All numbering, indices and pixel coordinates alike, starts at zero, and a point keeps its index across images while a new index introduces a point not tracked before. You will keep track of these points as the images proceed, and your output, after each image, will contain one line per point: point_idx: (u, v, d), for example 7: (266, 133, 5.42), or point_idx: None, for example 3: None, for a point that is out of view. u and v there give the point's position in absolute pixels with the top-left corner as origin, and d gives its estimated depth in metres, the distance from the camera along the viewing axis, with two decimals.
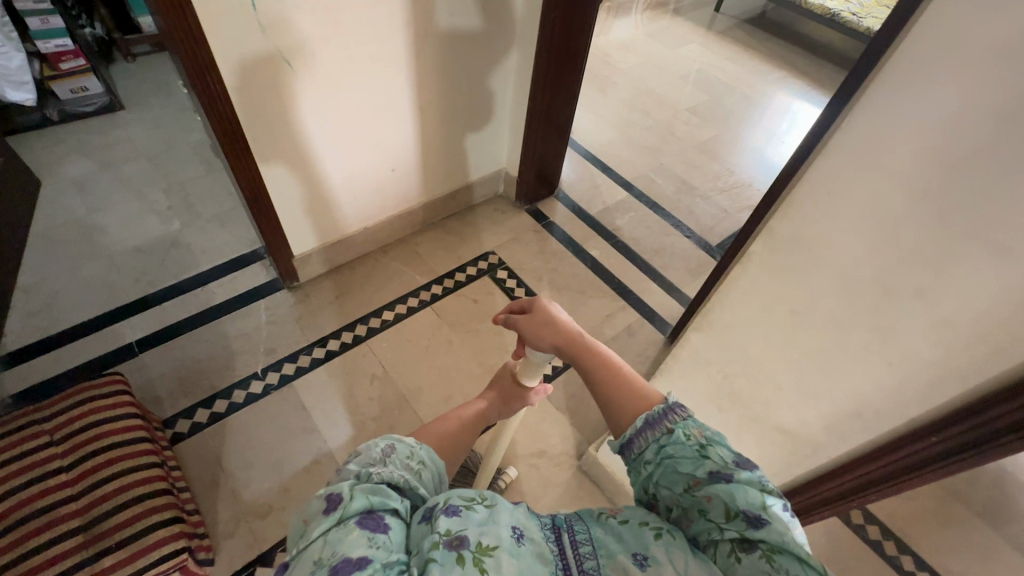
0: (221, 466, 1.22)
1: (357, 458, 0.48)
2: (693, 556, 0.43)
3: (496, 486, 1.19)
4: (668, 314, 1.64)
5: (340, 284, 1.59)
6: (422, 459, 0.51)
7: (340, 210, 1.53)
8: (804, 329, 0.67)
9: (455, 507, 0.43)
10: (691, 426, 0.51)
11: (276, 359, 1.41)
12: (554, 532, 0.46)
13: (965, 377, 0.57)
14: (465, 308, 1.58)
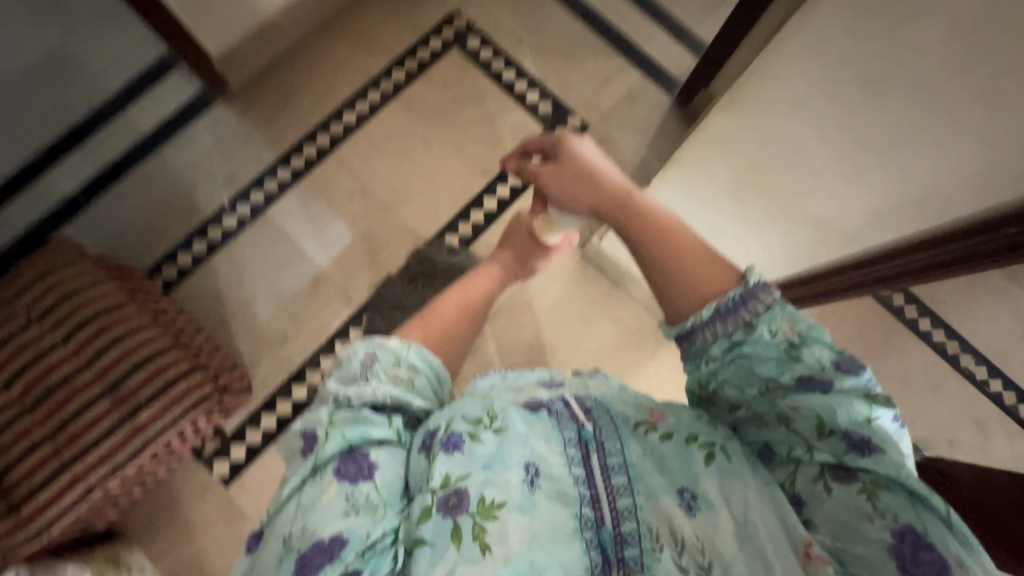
0: (227, 305, 1.21)
1: (340, 373, 0.55)
2: (744, 474, 0.48)
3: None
4: (677, 67, 1.38)
5: (284, 87, 1.32)
6: (412, 367, 0.57)
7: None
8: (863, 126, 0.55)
9: (457, 438, 0.50)
10: (779, 323, 0.52)
11: (241, 187, 1.27)
12: (581, 450, 0.50)
13: None
14: (436, 94, 1.34)
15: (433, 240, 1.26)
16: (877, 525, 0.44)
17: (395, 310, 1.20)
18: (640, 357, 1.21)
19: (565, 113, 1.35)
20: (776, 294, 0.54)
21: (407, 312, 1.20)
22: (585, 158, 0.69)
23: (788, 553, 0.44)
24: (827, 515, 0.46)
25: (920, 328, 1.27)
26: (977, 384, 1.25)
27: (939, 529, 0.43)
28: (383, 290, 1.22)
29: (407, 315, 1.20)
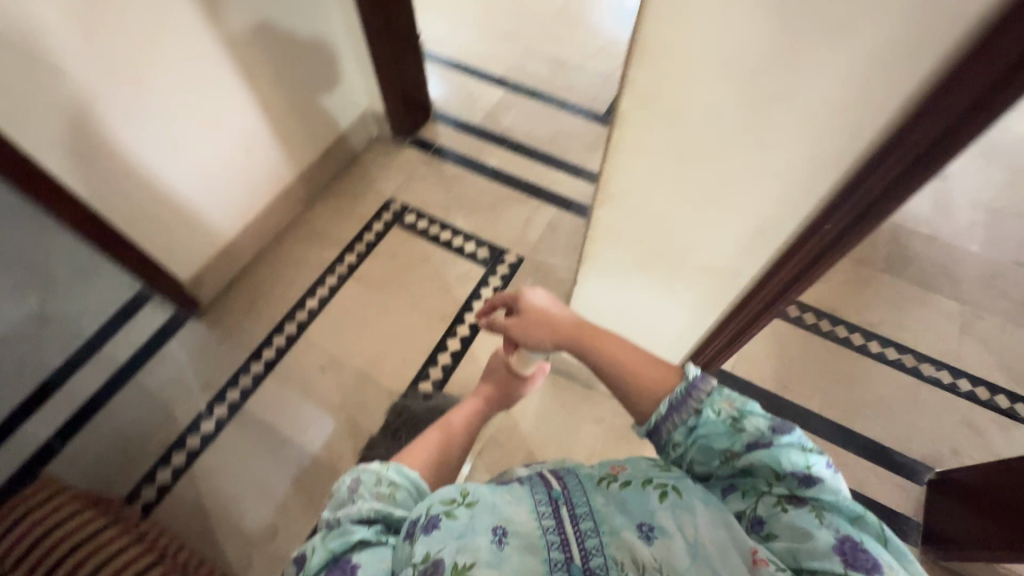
0: (210, 512, 1.18)
1: (332, 500, 0.58)
2: (697, 502, 0.51)
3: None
4: (583, 196, 1.64)
5: (250, 292, 1.47)
6: (393, 481, 0.60)
7: (205, 221, 1.37)
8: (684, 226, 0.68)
9: (436, 517, 0.52)
10: (721, 402, 0.57)
11: (217, 390, 1.32)
12: (551, 506, 0.54)
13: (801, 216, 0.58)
14: (386, 265, 1.52)
15: (408, 391, 1.31)
16: (826, 534, 0.47)
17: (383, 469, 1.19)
18: (634, 449, 1.23)
19: (501, 252, 1.54)
20: (714, 382, 0.59)
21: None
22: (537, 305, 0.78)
23: (734, 559, 0.46)
24: (781, 539, 0.48)
25: (873, 351, 1.36)
26: (948, 387, 1.31)
27: (878, 546, 0.46)
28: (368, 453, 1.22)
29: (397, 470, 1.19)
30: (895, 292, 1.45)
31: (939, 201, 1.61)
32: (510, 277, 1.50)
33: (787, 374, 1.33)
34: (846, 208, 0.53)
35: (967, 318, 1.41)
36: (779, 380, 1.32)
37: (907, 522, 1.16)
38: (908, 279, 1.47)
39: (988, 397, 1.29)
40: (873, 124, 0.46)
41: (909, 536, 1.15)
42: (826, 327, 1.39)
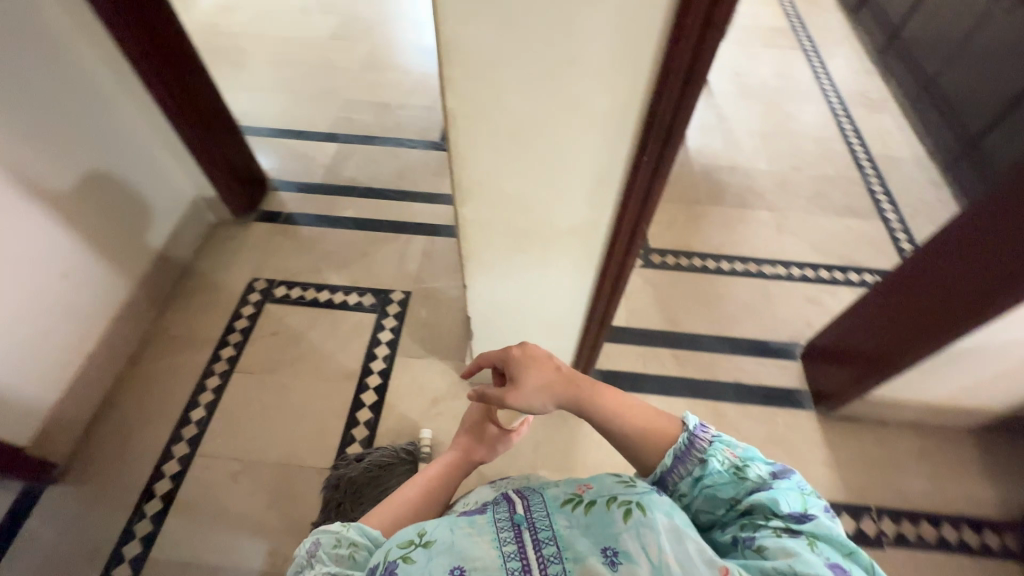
0: None
1: (295, 564, 0.54)
2: (663, 519, 0.45)
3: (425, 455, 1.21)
4: (447, 217, 1.70)
5: (117, 429, 1.27)
6: (354, 540, 0.53)
7: (39, 368, 1.16)
8: (537, 206, 0.77)
9: (393, 564, 0.46)
10: (723, 451, 0.58)
11: (110, 551, 1.12)
12: (514, 532, 0.49)
13: (614, 167, 0.71)
14: (270, 345, 1.42)
15: (337, 461, 1.23)
16: (818, 557, 0.46)
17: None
18: (571, 425, 1.29)
19: (387, 293, 1.53)
20: (715, 430, 0.60)
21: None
22: (529, 369, 0.66)
23: None
24: (776, 560, 0.47)
25: (725, 268, 1.60)
26: (786, 277, 1.58)
27: None
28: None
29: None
30: (724, 217, 1.72)
31: (726, 138, 1.96)
32: (404, 313, 1.49)
33: (670, 310, 1.50)
34: (651, 144, 0.66)
35: (778, 219, 1.72)
36: (665, 317, 1.48)
37: (798, 393, 1.37)
38: (729, 204, 1.76)
39: (813, 274, 1.59)
40: (638, 79, 0.60)
41: (804, 402, 1.35)
42: (685, 262, 1.61)
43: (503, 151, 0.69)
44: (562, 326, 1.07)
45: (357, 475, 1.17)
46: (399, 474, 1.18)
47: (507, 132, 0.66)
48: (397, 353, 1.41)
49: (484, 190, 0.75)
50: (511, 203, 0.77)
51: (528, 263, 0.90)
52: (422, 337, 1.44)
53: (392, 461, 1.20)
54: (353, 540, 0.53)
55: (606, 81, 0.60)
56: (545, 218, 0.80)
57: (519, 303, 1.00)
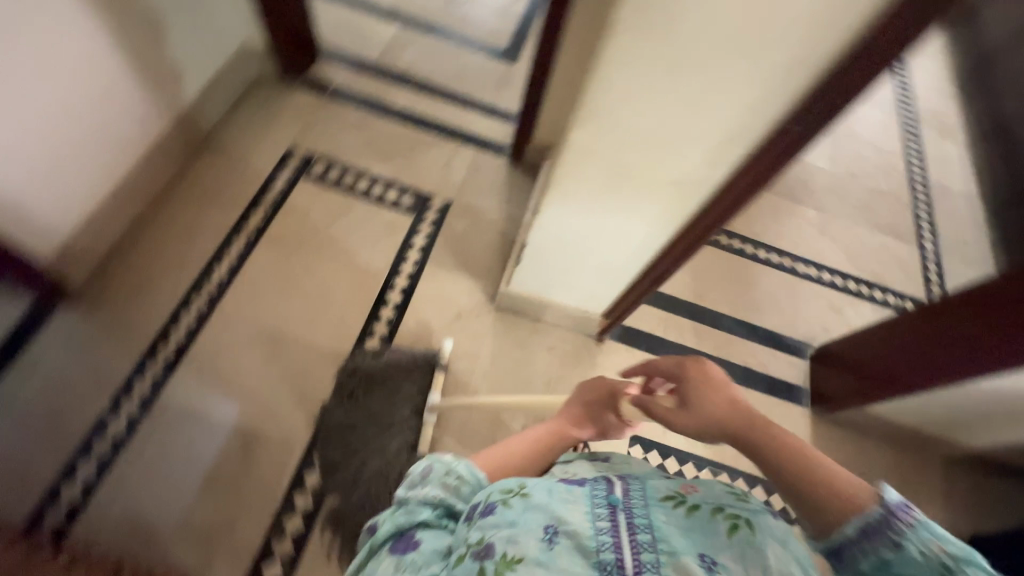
0: (145, 519, 1.03)
1: (406, 481, 0.59)
2: (769, 548, 0.45)
3: (442, 365, 1.23)
4: (499, 134, 1.63)
5: (135, 269, 1.24)
6: (461, 474, 0.58)
7: (69, 187, 1.10)
8: (652, 148, 0.74)
9: (493, 505, 0.50)
10: (929, 542, 0.45)
11: (118, 386, 1.12)
12: (609, 512, 0.48)
13: (751, 127, 0.67)
14: (301, 222, 1.37)
15: (354, 351, 1.23)
16: None
17: (344, 434, 1.13)
18: (583, 371, 1.32)
19: (426, 198, 1.48)
20: (920, 511, 0.47)
21: (358, 431, 1.14)
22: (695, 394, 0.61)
23: None
24: None
25: (761, 256, 1.60)
26: (816, 279, 1.60)
27: None
28: (324, 420, 1.15)
29: (358, 432, 1.14)
30: (771, 206, 1.70)
31: None
32: (440, 222, 1.45)
33: (700, 284, 1.51)
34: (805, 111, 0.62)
35: (823, 221, 1.71)
36: (694, 290, 1.49)
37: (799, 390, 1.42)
38: (780, 194, 1.73)
39: (842, 283, 1.61)
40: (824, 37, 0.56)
41: (802, 400, 1.41)
42: (724, 241, 1.60)
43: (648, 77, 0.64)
44: (613, 273, 1.07)
45: (373, 370, 1.19)
46: (413, 378, 1.21)
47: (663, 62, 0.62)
48: (428, 261, 1.39)
49: (607, 116, 0.71)
50: (627, 138, 0.73)
51: (613, 206, 0.87)
52: (456, 251, 1.41)
53: (409, 364, 1.22)
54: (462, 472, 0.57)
55: (793, 30, 0.55)
56: (654, 163, 0.76)
57: (584, 242, 0.98)
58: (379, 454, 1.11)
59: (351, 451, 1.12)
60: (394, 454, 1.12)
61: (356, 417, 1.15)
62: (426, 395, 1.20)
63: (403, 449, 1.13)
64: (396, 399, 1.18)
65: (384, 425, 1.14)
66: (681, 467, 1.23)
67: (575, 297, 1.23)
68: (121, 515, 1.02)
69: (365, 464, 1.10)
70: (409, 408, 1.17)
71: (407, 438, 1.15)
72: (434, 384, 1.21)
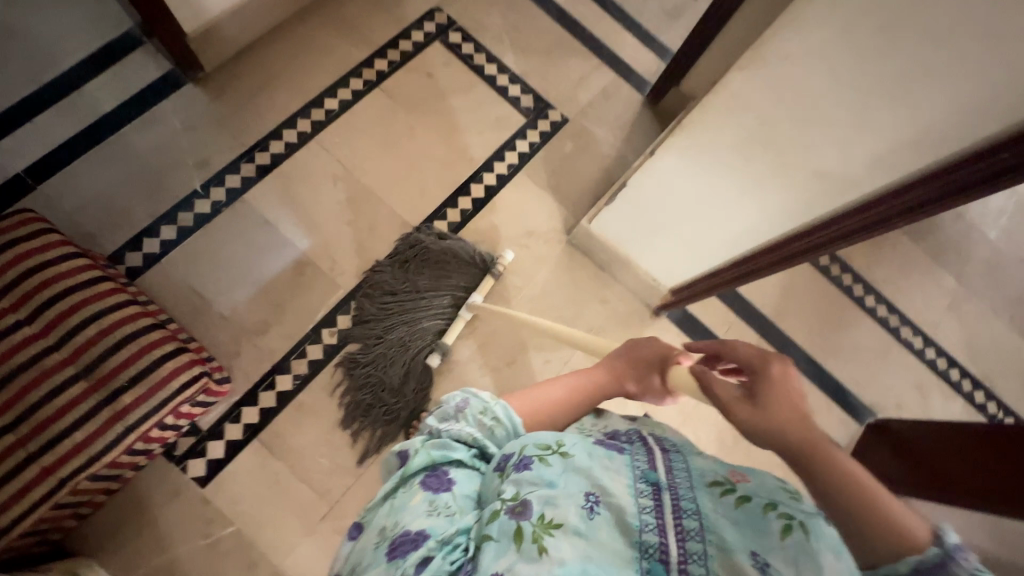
0: (199, 294, 1.13)
1: (438, 411, 0.65)
2: (824, 555, 0.45)
3: (496, 272, 1.22)
4: (647, 68, 1.49)
5: (260, 71, 1.28)
6: (496, 417, 0.64)
7: None
8: (815, 125, 0.62)
9: (528, 459, 0.55)
10: None
11: (214, 171, 1.20)
12: (652, 492, 0.52)
13: (951, 134, 0.54)
14: (419, 84, 1.35)
15: (421, 225, 1.24)
16: None
17: (385, 295, 1.17)
18: (626, 336, 1.27)
19: (546, 107, 1.40)
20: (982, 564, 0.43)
21: (398, 298, 1.17)
22: (772, 383, 0.59)
23: None
24: None
25: (867, 304, 1.42)
26: (916, 352, 1.41)
27: None
28: (373, 276, 1.19)
29: (398, 300, 1.17)
30: (907, 257, 1.48)
31: None
32: (550, 136, 1.38)
33: (786, 305, 1.37)
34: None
35: (958, 296, 1.48)
36: (776, 308, 1.36)
37: None
38: (923, 248, 1.50)
39: (943, 368, 1.41)
40: None
41: None
42: (834, 272, 1.42)
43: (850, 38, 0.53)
44: (703, 251, 0.98)
45: (431, 250, 1.21)
46: (465, 272, 1.21)
47: (876, 23, 0.50)
48: (522, 170, 1.34)
49: (780, 70, 0.60)
50: (792, 105, 0.62)
51: (738, 178, 0.77)
52: (552, 172, 1.35)
53: (466, 259, 1.22)
54: (498, 417, 0.63)
55: None
56: (806, 144, 0.65)
57: (687, 203, 0.89)
58: (409, 326, 1.15)
59: (385, 313, 1.16)
60: (422, 333, 1.15)
61: (401, 286, 1.18)
62: (471, 293, 1.21)
63: (431, 332, 1.16)
64: (443, 286, 1.20)
65: (423, 304, 1.17)
66: None
67: (652, 262, 1.15)
68: (179, 281, 1.13)
69: (393, 329, 1.15)
70: (450, 298, 1.19)
71: (438, 323, 1.17)
72: (481, 287, 1.21)
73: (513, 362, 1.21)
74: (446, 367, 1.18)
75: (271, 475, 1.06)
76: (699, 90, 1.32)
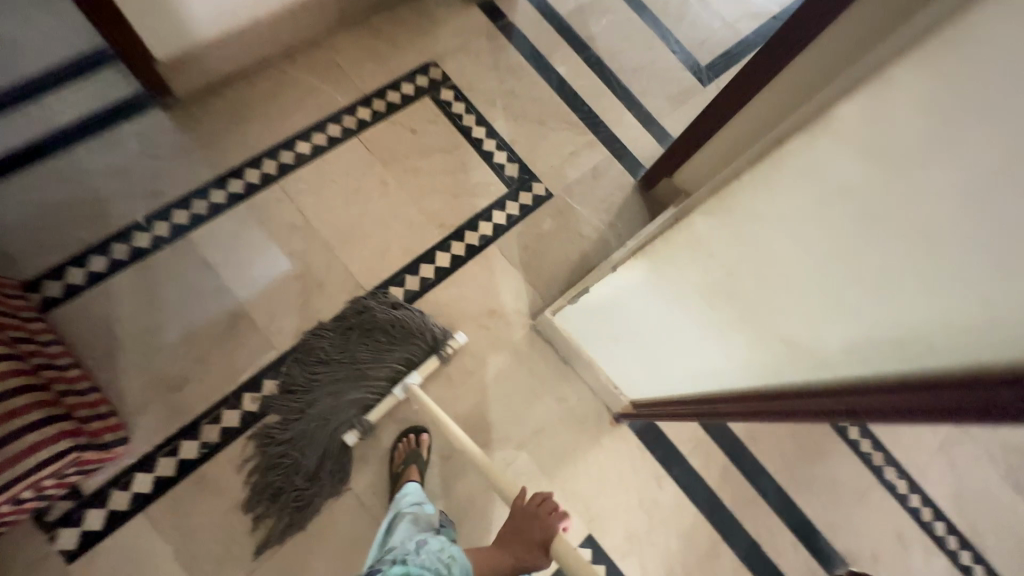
0: (116, 336, 1.03)
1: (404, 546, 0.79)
2: None
3: (444, 353, 1.11)
4: (643, 151, 1.42)
5: (235, 104, 1.22)
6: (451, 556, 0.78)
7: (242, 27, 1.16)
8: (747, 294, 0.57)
9: None
10: None
11: (163, 204, 1.12)
12: None
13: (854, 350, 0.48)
14: (400, 138, 1.28)
15: (376, 291, 1.15)
16: None
17: (316, 364, 1.07)
18: (579, 441, 1.15)
19: (530, 178, 1.33)
20: None
21: (329, 368, 1.07)
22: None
23: None
24: None
25: (850, 435, 1.30)
26: (898, 497, 1.28)
27: None
28: (309, 340, 1.09)
29: (329, 369, 1.07)
30: None
31: None
32: (530, 210, 1.30)
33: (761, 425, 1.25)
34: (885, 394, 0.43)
35: (951, 438, 1.35)
36: (750, 427, 1.24)
37: None
38: None
39: (928, 519, 1.28)
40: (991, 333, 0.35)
41: None
42: None
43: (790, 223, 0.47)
44: (652, 375, 0.90)
45: (376, 320, 1.11)
46: (407, 346, 1.11)
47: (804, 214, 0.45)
48: (495, 243, 1.25)
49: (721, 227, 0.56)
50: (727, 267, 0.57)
51: (670, 317, 0.73)
52: (527, 248, 1.26)
53: (413, 331, 1.11)
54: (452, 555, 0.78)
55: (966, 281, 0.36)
56: (741, 309, 0.59)
57: (638, 326, 0.83)
58: (332, 399, 1.05)
59: (312, 382, 1.06)
60: (344, 408, 1.05)
61: (335, 355, 1.08)
62: (410, 369, 1.10)
63: (355, 407, 1.05)
64: (380, 359, 1.09)
65: (353, 377, 1.07)
66: None
67: (612, 368, 1.06)
68: (96, 318, 1.03)
69: (315, 400, 1.05)
70: (385, 373, 1.08)
71: (366, 398, 1.06)
72: (423, 366, 1.10)
73: (450, 455, 1.09)
74: (376, 452, 1.07)
75: (152, 556, 0.93)
76: (693, 184, 1.24)
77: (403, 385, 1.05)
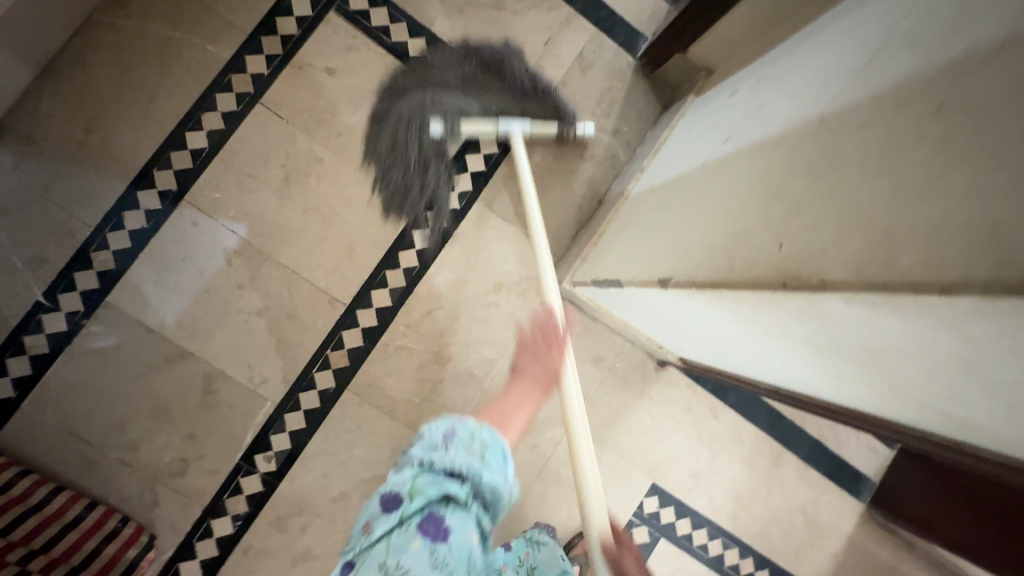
0: (87, 438, 0.89)
1: None
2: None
3: (565, 132, 0.98)
4: (638, 11, 1.05)
5: (86, 107, 0.90)
6: None
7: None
8: (827, 361, 0.45)
9: None
10: None
11: (58, 269, 0.89)
12: None
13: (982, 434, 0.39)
14: (318, 88, 0.95)
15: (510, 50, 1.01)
16: None
17: (464, 75, 0.98)
18: (626, 398, 1.06)
19: (501, 96, 1.01)
20: None
21: (472, 82, 0.98)
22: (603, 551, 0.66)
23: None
24: None
25: None
26: None
27: None
28: (480, 76, 0.99)
29: (508, 98, 0.98)
30: None
31: None
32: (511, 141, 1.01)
33: None
34: None
35: None
36: None
37: (864, 482, 1.14)
38: None
39: None
40: None
41: (861, 493, 1.14)
42: None
43: (883, 350, 0.36)
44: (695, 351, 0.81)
45: (531, 73, 1.00)
46: (522, 100, 0.99)
47: (910, 353, 0.34)
48: (479, 198, 1.00)
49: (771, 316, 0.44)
50: (801, 340, 0.45)
51: (715, 335, 0.61)
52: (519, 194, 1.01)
53: (527, 91, 0.99)
54: None
55: None
56: (818, 365, 0.48)
57: (670, 322, 0.71)
58: (442, 99, 0.96)
59: (416, 76, 0.98)
60: (449, 112, 0.95)
61: (498, 85, 0.99)
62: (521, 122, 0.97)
63: (453, 108, 0.96)
64: (515, 99, 0.98)
65: (495, 99, 0.98)
66: (691, 531, 1.08)
67: (652, 331, 0.92)
68: (54, 426, 0.89)
69: (463, 97, 0.97)
70: (497, 104, 0.98)
71: (470, 109, 0.96)
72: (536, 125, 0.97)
73: None
74: None
75: None
76: (719, 58, 0.91)
77: (504, 125, 0.94)
